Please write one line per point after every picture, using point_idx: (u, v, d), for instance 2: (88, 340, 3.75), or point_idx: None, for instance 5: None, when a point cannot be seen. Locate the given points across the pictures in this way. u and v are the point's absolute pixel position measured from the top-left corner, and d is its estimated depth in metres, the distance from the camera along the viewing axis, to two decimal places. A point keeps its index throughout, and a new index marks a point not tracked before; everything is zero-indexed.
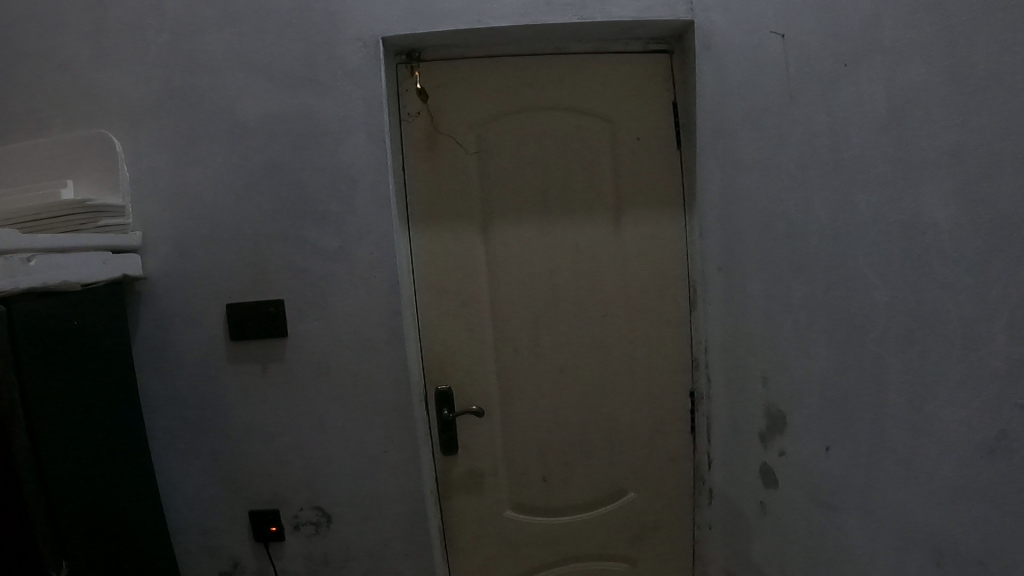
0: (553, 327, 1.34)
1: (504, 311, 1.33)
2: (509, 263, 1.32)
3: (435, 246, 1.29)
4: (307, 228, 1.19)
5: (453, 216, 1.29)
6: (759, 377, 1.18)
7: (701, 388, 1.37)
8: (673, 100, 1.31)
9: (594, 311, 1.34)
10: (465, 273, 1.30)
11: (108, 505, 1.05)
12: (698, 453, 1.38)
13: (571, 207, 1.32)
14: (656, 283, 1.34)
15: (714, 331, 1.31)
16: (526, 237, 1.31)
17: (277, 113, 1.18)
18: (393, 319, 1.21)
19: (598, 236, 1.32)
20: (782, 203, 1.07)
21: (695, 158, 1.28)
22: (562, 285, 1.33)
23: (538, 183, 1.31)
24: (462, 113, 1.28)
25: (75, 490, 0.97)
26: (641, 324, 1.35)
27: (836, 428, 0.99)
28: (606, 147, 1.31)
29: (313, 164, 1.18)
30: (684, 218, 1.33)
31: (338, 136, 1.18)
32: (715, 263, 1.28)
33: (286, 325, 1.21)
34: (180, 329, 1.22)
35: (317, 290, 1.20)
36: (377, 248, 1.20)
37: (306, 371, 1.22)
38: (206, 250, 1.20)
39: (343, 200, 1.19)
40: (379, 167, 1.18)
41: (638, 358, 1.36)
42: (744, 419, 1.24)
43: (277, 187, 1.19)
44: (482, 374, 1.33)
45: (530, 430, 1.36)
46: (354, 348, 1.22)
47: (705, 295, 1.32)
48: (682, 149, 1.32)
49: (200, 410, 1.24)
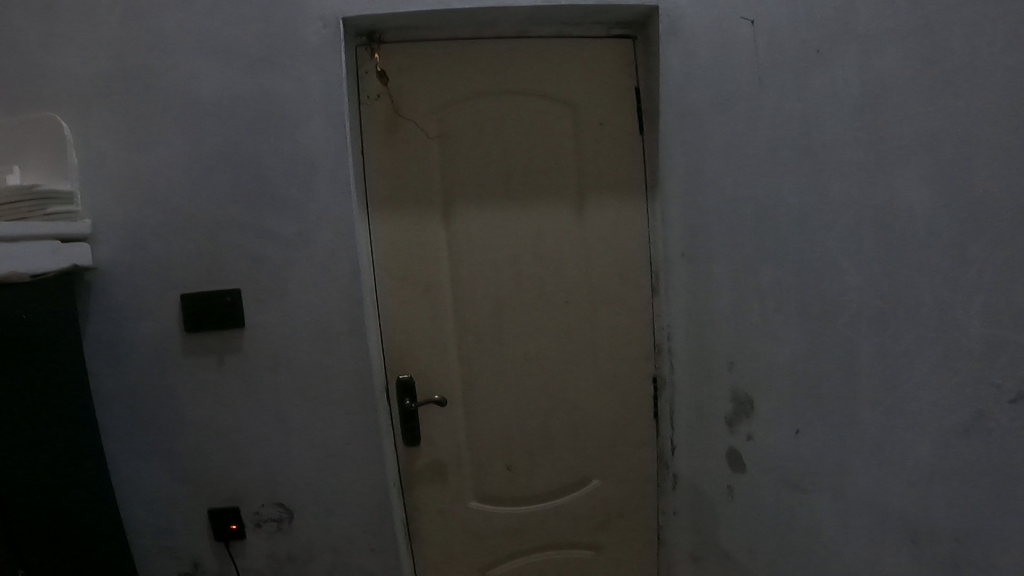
0: (517, 315, 1.33)
1: (467, 300, 1.30)
2: (473, 250, 1.29)
3: (396, 233, 1.26)
4: (266, 215, 1.15)
5: (415, 202, 1.26)
6: (725, 362, 1.18)
7: (664, 374, 1.37)
8: (636, 87, 1.30)
9: (558, 298, 1.33)
10: (428, 261, 1.28)
11: (56, 506, 1.01)
12: (661, 439, 1.38)
13: (534, 194, 1.30)
14: (619, 269, 1.34)
15: (676, 318, 1.31)
16: (489, 224, 1.29)
17: (234, 96, 1.13)
18: (355, 309, 1.18)
19: (562, 222, 1.31)
20: (750, 188, 1.07)
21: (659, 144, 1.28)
22: (525, 272, 1.32)
23: (501, 169, 1.29)
24: (424, 96, 1.25)
25: (11, 491, 0.92)
26: (605, 311, 1.35)
27: (806, 411, 1.00)
28: (569, 133, 1.30)
29: (272, 149, 1.14)
30: (647, 205, 1.33)
31: (298, 119, 1.14)
32: (679, 250, 1.28)
33: (244, 316, 1.17)
34: (132, 322, 1.16)
35: (276, 280, 1.16)
36: (338, 236, 1.16)
37: (266, 364, 1.18)
38: (160, 239, 1.15)
39: (303, 186, 1.15)
40: (339, 152, 1.15)
41: (602, 346, 1.35)
42: (710, 404, 1.24)
43: (234, 172, 1.14)
44: (445, 364, 1.31)
45: (494, 419, 1.34)
46: (315, 339, 1.18)
47: (668, 281, 1.32)
48: (645, 135, 1.31)
49: (155, 405, 1.19)
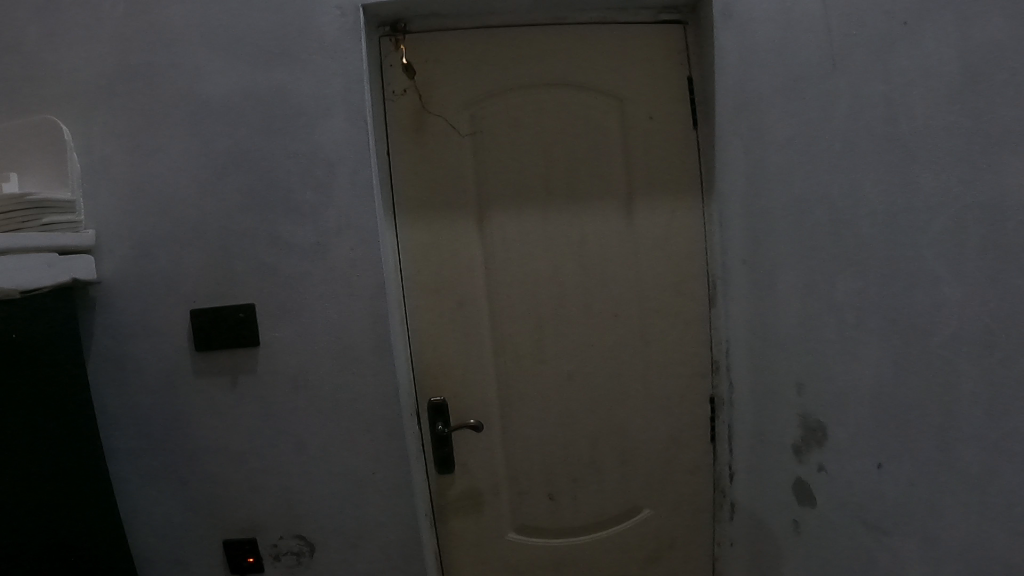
0: (559, 329, 1.21)
1: (504, 313, 1.19)
2: (510, 259, 1.18)
3: (425, 241, 1.15)
4: (281, 222, 1.05)
5: (446, 206, 1.15)
6: (794, 383, 1.05)
7: (722, 394, 1.24)
8: (689, 76, 1.18)
9: (604, 311, 1.21)
10: (461, 272, 1.16)
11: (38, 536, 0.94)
12: (719, 465, 1.25)
13: (578, 195, 1.18)
14: (672, 277, 1.21)
15: (737, 333, 1.18)
16: (527, 229, 1.18)
17: (245, 93, 1.04)
18: (379, 325, 1.07)
19: (608, 226, 1.19)
20: (821, 186, 0.94)
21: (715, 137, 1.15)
22: (568, 282, 1.20)
23: (540, 168, 1.17)
24: (455, 90, 1.14)
25: None
26: (656, 324, 1.22)
27: (891, 443, 0.87)
28: (615, 128, 1.18)
29: (286, 150, 1.04)
30: (703, 207, 1.20)
31: (316, 117, 1.04)
32: (739, 255, 1.15)
33: (258, 333, 1.07)
34: (141, 339, 1.08)
35: (292, 293, 1.06)
36: (361, 246, 1.06)
37: (283, 384, 1.08)
38: (168, 250, 1.06)
39: (320, 190, 1.05)
40: (359, 153, 1.04)
41: (652, 362, 1.23)
42: (775, 428, 1.11)
43: (246, 176, 1.05)
44: (479, 384, 1.19)
45: (533, 444, 1.22)
46: (334, 358, 1.08)
47: (726, 291, 1.19)
48: (698, 129, 1.19)
49: (166, 428, 1.10)
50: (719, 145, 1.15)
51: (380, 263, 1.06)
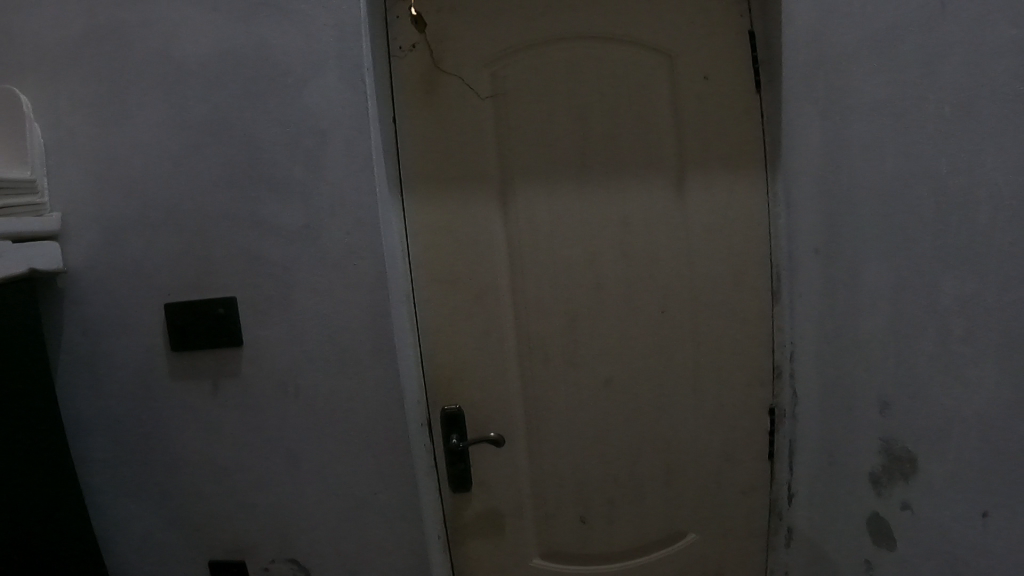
0: (595, 328, 1.03)
1: (531, 309, 1.02)
2: (540, 246, 1.01)
3: (438, 224, 0.99)
4: (267, 202, 0.90)
5: (462, 184, 0.98)
6: (877, 402, 0.89)
7: (783, 405, 1.07)
8: (751, 29, 1.01)
9: (649, 305, 1.04)
10: (480, 261, 1.00)
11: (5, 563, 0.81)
12: (776, 486, 1.09)
13: (619, 171, 1.01)
14: (729, 269, 1.05)
15: (806, 336, 1.02)
16: (560, 208, 1.00)
17: (227, 52, 0.89)
18: (379, 324, 0.91)
19: (656, 207, 1.02)
20: (926, 160, 0.77)
21: (784, 101, 0.99)
22: (606, 274, 1.02)
23: (576, 139, 1.00)
24: (474, 46, 0.97)
25: None
26: (709, 322, 1.06)
27: (1002, 487, 0.70)
28: (664, 92, 1.01)
29: (273, 118, 0.89)
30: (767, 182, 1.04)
31: (305, 77, 0.88)
32: (810, 246, 0.99)
33: (241, 331, 0.92)
34: (113, 336, 0.94)
35: (279, 285, 0.91)
36: (359, 231, 0.90)
37: (271, 390, 0.94)
38: (141, 235, 0.92)
39: (311, 165, 0.89)
40: (355, 120, 0.88)
41: (702, 365, 1.07)
42: (847, 449, 0.95)
43: (230, 149, 0.90)
44: (500, 389, 1.03)
45: (563, 458, 1.07)
46: (327, 361, 0.92)
47: (793, 283, 1.04)
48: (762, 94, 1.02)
49: (142, 437, 0.97)
50: (789, 114, 0.99)
51: (380, 250, 0.90)
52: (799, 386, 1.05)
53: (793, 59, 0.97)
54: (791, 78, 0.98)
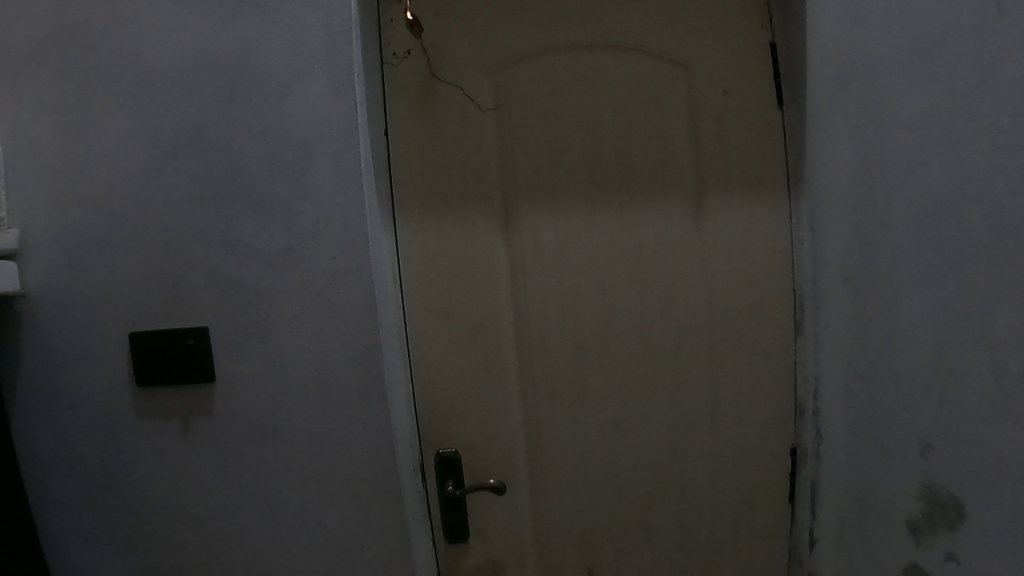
0: (606, 362, 0.94)
1: (535, 340, 0.93)
2: (545, 271, 0.92)
3: (434, 245, 0.90)
4: (245, 220, 0.81)
5: (461, 202, 0.90)
6: (917, 446, 0.82)
7: (806, 446, 0.98)
8: (773, 41, 0.93)
9: (664, 337, 0.95)
10: (481, 288, 0.91)
11: None
12: (797, 528, 0.99)
13: (633, 191, 0.92)
14: (750, 298, 0.96)
15: (832, 370, 0.94)
16: (569, 231, 0.91)
17: (204, 55, 0.81)
18: (367, 357, 0.82)
19: (673, 230, 0.93)
20: (983, 177, 0.70)
21: (808, 117, 0.91)
22: (618, 302, 0.93)
23: (585, 155, 0.91)
24: (476, 53, 0.89)
25: None
26: (728, 357, 0.97)
27: None
28: (681, 105, 0.93)
29: (253, 128, 0.80)
30: (790, 205, 0.95)
31: (289, 84, 0.80)
32: (841, 273, 0.91)
33: (214, 363, 0.84)
34: (72, 367, 0.85)
35: (258, 314, 0.83)
36: (347, 253, 0.81)
37: (247, 429, 0.85)
38: (106, 256, 0.83)
39: (294, 180, 0.81)
40: (344, 131, 0.80)
41: (721, 403, 0.98)
42: (883, 495, 0.87)
43: (204, 161, 0.81)
44: (500, 429, 0.94)
45: (569, 504, 0.97)
46: (310, 398, 0.83)
47: (819, 313, 0.94)
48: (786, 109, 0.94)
49: (103, 480, 0.87)
50: (816, 130, 0.90)
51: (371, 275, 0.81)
52: (826, 425, 0.95)
53: (821, 70, 0.88)
54: (817, 91, 0.89)
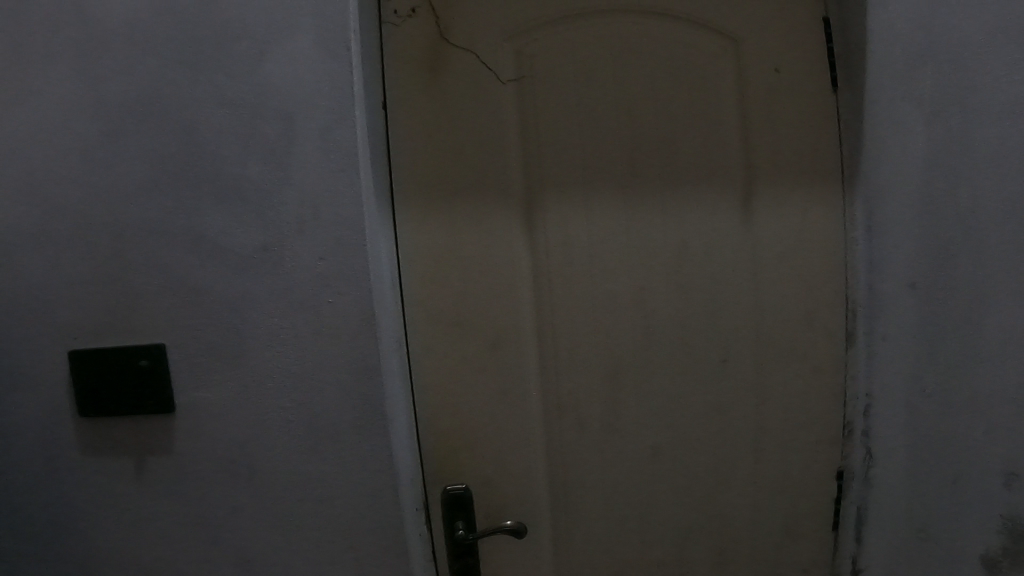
0: (643, 381, 0.80)
1: (561, 357, 0.79)
2: (575, 277, 0.78)
3: (442, 245, 0.76)
4: (210, 213, 0.67)
5: (474, 196, 0.76)
6: (1004, 474, 0.76)
7: (852, 466, 0.82)
8: (827, 15, 0.78)
9: (709, 353, 0.81)
10: (496, 296, 0.77)
11: None
12: (839, 558, 0.84)
13: (675, 182, 0.78)
14: (800, 307, 0.80)
15: (891, 388, 0.78)
16: (601, 228, 0.78)
17: (162, 11, 0.66)
18: (367, 386, 0.68)
19: (719, 230, 0.79)
20: None
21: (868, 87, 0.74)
22: (659, 315, 0.79)
23: (622, 142, 0.77)
24: (494, 21, 0.75)
25: None
26: (778, 378, 0.82)
27: None
28: (730, 85, 0.78)
29: (221, 100, 0.66)
30: (844, 196, 0.79)
31: (264, 48, 0.65)
32: (906, 277, 0.75)
33: (173, 389, 0.69)
34: (6, 391, 0.70)
35: (228, 329, 0.68)
36: (337, 259, 0.66)
37: (216, 467, 0.70)
38: (42, 257, 0.68)
39: (271, 164, 0.66)
40: (333, 111, 0.65)
41: (765, 431, 0.83)
42: (953, 530, 0.78)
43: (160, 140, 0.66)
44: (517, 461, 0.80)
45: (596, 545, 0.83)
46: (293, 431, 0.69)
47: (874, 323, 0.77)
48: (839, 92, 0.78)
49: (45, 525, 0.72)
50: (879, 107, 0.74)
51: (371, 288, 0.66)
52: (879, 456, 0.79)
53: (892, 44, 0.73)
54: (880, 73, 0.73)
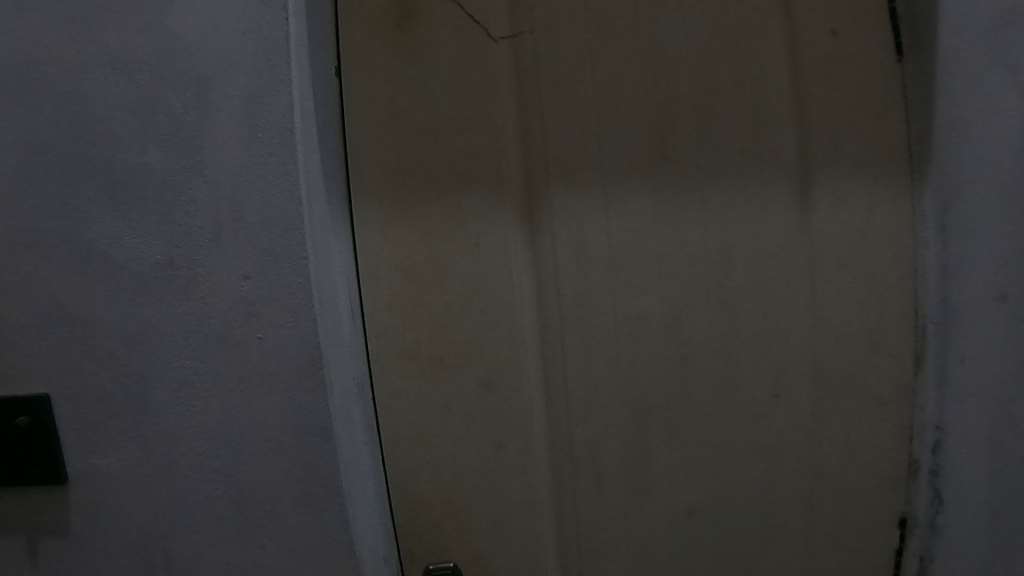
0: (677, 424, 0.62)
1: (568, 396, 0.62)
2: (590, 296, 0.61)
3: (419, 256, 0.60)
4: (93, 226, 0.52)
5: (456, 194, 0.60)
6: None
7: (917, 513, 0.63)
8: None
9: (757, 388, 0.62)
10: (486, 318, 0.61)
11: None
12: None
13: (717, 168, 0.60)
14: (863, 332, 0.61)
15: (972, 423, 0.59)
16: (621, 228, 0.60)
17: None
18: (310, 439, 0.53)
19: (768, 232, 0.60)
20: None
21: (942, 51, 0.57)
22: (696, 345, 0.61)
23: (652, 122, 0.60)
24: None
25: None
26: (839, 423, 0.63)
27: None
28: (778, 45, 0.60)
29: (109, 81, 0.51)
30: (916, 180, 0.60)
31: (165, 15, 0.51)
32: (995, 283, 0.57)
33: (61, 452, 0.54)
34: None
35: (122, 375, 0.53)
36: (262, 282, 0.51)
37: (122, 551, 0.55)
38: None
39: (170, 164, 0.51)
40: (252, 89, 0.50)
41: (821, 493, 0.64)
42: None
43: (33, 131, 0.52)
44: (514, 527, 0.63)
45: None
46: (216, 503, 0.54)
47: (953, 345, 0.59)
48: (904, 61, 0.60)
49: None
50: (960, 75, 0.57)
51: (314, 316, 0.51)
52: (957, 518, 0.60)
53: None
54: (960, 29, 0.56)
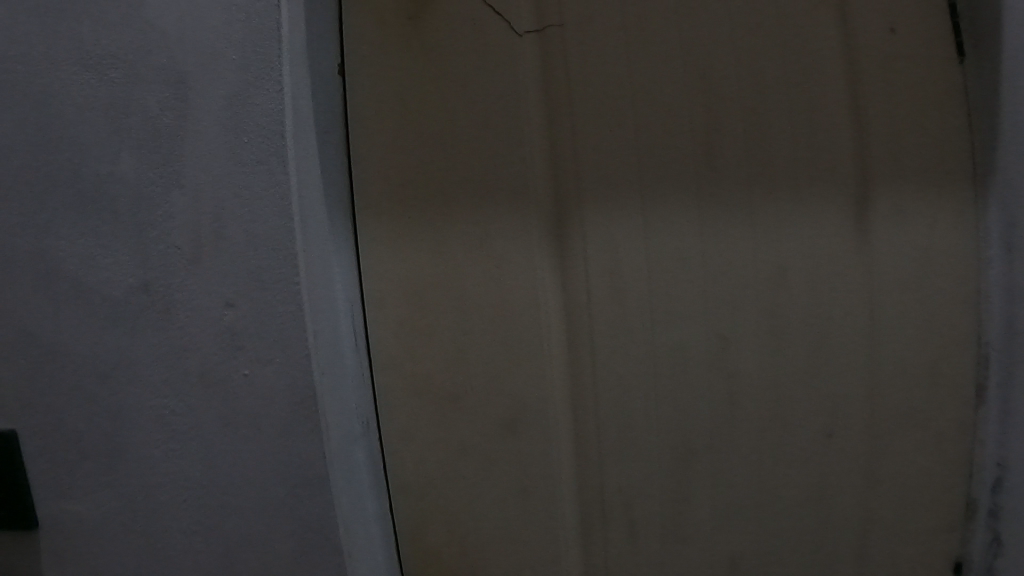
0: (722, 467, 0.56)
1: (594, 435, 0.55)
2: (625, 323, 0.54)
3: (434, 277, 0.54)
4: (79, 256, 0.52)
5: (474, 209, 0.54)
6: None
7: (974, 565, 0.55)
8: None
9: (811, 426, 0.55)
10: (508, 347, 0.54)
11: None
12: None
13: (770, 180, 0.53)
14: (924, 366, 0.54)
15: None
16: (663, 246, 0.54)
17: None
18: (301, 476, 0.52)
19: (823, 251, 0.53)
20: None
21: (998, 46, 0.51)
22: (742, 379, 0.55)
23: (696, 129, 0.53)
24: None
25: None
26: (894, 468, 0.55)
27: None
28: (830, 44, 0.53)
29: (106, 111, 0.51)
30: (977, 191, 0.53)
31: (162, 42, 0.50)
32: None
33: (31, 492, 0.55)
34: None
35: (104, 410, 0.53)
36: (251, 312, 0.51)
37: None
38: None
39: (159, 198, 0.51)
40: (236, 111, 0.50)
41: (873, 546, 0.56)
42: None
43: (31, 155, 0.52)
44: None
45: None
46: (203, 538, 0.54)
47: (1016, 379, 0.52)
48: (966, 63, 0.53)
49: None
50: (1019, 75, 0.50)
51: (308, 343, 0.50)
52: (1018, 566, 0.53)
53: None
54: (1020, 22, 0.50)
